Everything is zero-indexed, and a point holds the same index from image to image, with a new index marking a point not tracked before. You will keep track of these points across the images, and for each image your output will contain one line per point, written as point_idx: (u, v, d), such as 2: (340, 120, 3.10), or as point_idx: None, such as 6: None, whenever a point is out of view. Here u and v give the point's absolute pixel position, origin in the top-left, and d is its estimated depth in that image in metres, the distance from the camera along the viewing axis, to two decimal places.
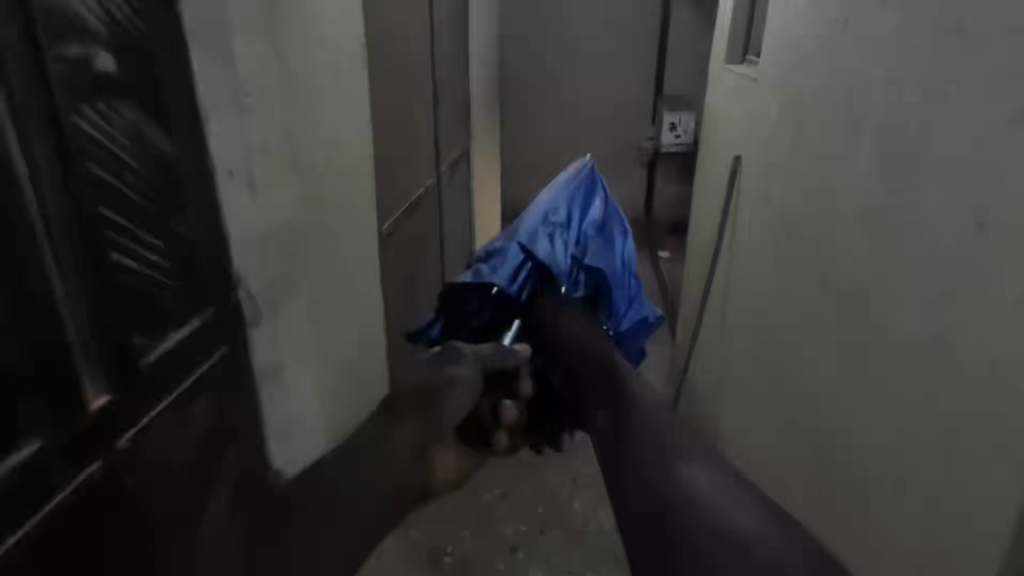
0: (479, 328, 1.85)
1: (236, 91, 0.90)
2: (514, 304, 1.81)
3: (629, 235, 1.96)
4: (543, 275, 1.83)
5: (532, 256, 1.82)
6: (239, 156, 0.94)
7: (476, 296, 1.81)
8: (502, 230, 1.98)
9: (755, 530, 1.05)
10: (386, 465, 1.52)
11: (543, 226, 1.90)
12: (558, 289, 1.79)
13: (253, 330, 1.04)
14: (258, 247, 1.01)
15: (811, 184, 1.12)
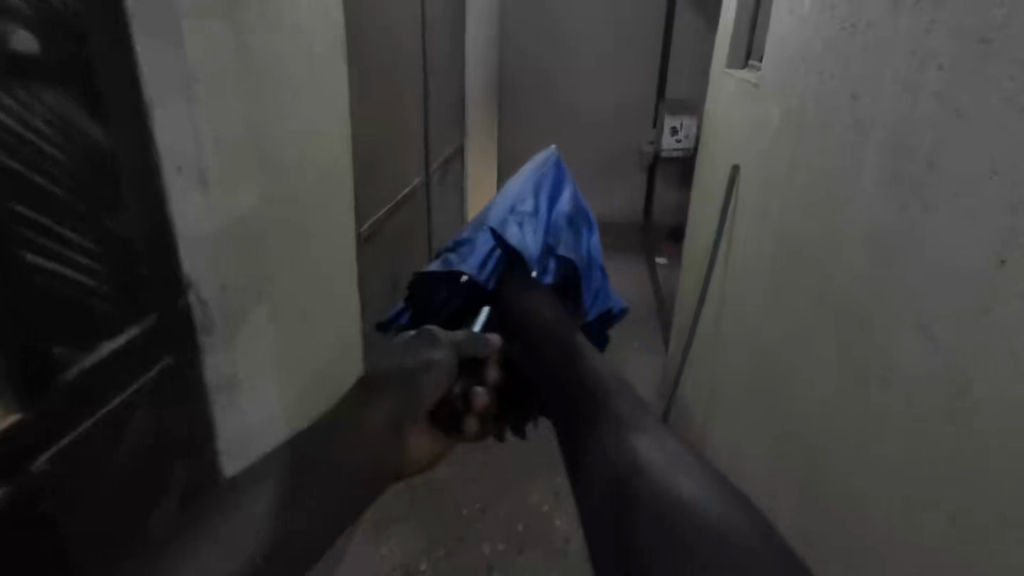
0: (447, 317, 1.79)
1: (186, 78, 0.82)
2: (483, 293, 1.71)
3: (596, 229, 1.92)
4: (513, 261, 1.73)
5: (501, 242, 1.72)
6: (190, 151, 0.86)
7: (445, 285, 1.76)
8: (469, 222, 1.90)
9: (733, 517, 0.75)
10: (356, 442, 0.91)
11: (510, 216, 1.79)
12: (528, 274, 1.66)
13: (205, 338, 0.97)
14: (210, 249, 0.93)
15: (810, 197, 1.04)
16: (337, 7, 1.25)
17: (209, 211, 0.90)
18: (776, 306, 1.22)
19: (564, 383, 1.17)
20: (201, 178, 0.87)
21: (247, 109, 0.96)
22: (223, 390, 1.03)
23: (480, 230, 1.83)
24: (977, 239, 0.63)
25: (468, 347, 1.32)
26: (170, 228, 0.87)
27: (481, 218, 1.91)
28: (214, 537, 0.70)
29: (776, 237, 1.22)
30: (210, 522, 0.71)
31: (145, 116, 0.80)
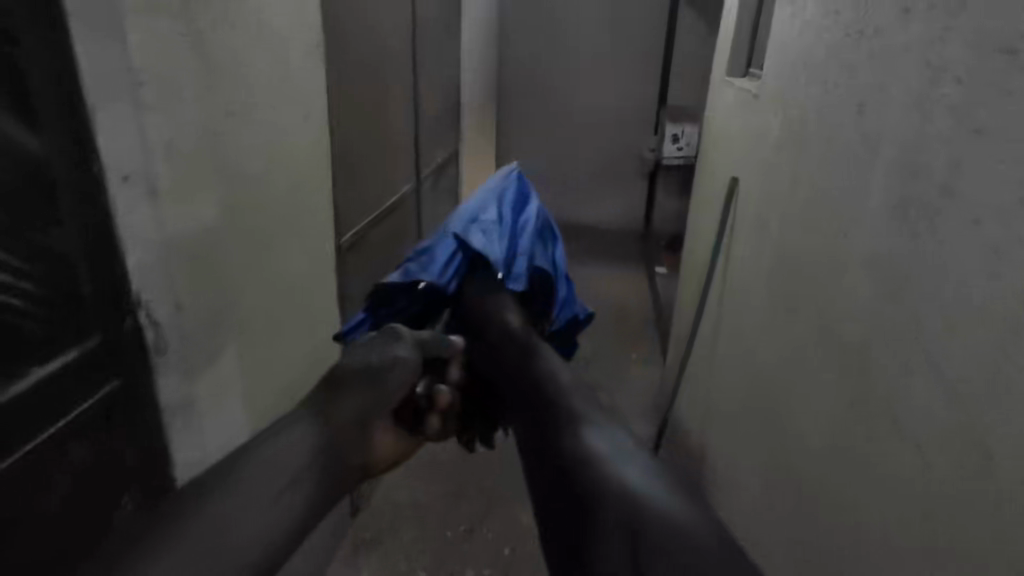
0: None
1: (130, 85, 0.77)
2: None
3: None
4: None
5: None
6: (139, 160, 0.80)
7: None
8: None
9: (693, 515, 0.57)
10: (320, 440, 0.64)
11: None
12: None
13: (159, 359, 0.90)
14: (160, 264, 0.86)
15: (810, 214, 0.97)
16: (314, 7, 1.18)
17: (161, 221, 0.85)
18: (772, 327, 1.15)
19: (515, 389, 0.85)
20: (150, 189, 0.83)
21: (202, 113, 0.91)
22: (178, 413, 0.96)
23: None
24: (1002, 272, 0.55)
25: (428, 341, 0.87)
26: (117, 245, 0.80)
27: None
28: (185, 539, 0.51)
29: (773, 253, 1.14)
30: (180, 524, 0.52)
31: (87, 124, 0.74)
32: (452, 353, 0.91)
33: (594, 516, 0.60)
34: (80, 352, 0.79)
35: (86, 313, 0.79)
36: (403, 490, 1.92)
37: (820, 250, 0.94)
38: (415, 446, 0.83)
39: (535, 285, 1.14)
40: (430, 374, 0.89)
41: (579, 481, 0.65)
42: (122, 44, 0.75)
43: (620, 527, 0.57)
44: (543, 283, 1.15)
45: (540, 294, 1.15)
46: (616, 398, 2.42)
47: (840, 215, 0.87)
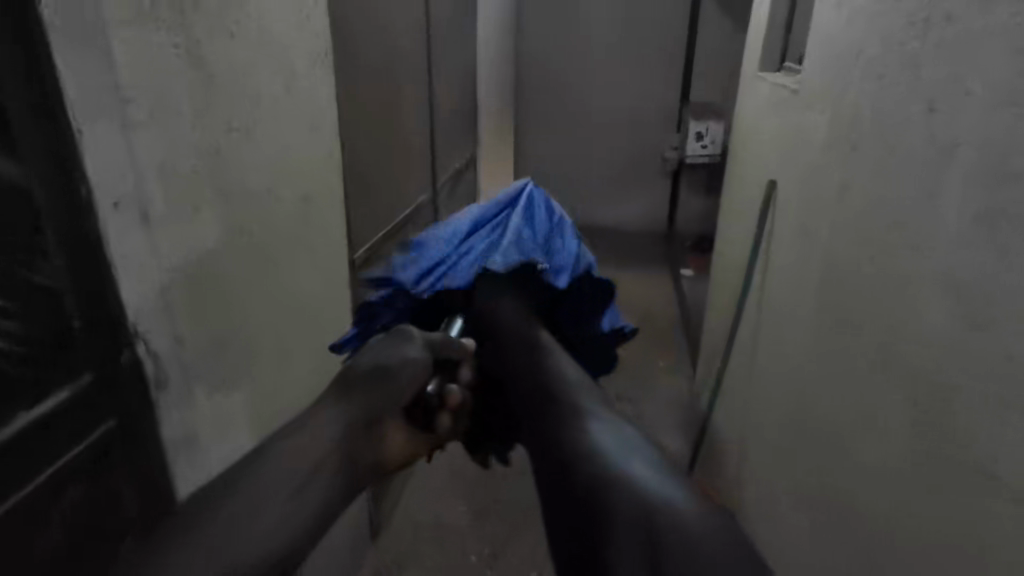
0: None
1: (119, 103, 0.72)
2: None
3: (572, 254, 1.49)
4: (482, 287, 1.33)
5: None
6: (131, 184, 0.75)
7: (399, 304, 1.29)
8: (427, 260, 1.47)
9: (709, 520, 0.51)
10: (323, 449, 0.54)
11: None
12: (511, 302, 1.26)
13: (159, 393, 0.84)
14: (156, 293, 0.81)
15: (864, 223, 0.88)
16: (320, 13, 1.12)
17: (156, 246, 0.80)
18: (819, 344, 1.05)
19: (516, 394, 0.76)
20: (142, 213, 0.77)
21: (199, 130, 0.85)
22: (182, 449, 0.90)
23: None
24: None
25: (440, 341, 0.71)
26: (109, 272, 0.74)
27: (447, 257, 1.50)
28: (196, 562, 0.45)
29: (820, 264, 1.05)
30: (190, 543, 0.46)
31: (73, 146, 0.68)
32: (462, 355, 0.76)
33: (598, 517, 0.54)
34: (74, 391, 0.74)
35: (79, 348, 0.74)
36: (424, 509, 1.87)
37: (876, 262, 0.84)
38: (427, 447, 0.70)
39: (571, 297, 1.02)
40: (445, 371, 0.73)
41: (576, 479, 0.59)
42: (110, 59, 0.70)
43: (637, 529, 0.51)
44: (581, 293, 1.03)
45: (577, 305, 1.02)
46: (643, 409, 2.33)
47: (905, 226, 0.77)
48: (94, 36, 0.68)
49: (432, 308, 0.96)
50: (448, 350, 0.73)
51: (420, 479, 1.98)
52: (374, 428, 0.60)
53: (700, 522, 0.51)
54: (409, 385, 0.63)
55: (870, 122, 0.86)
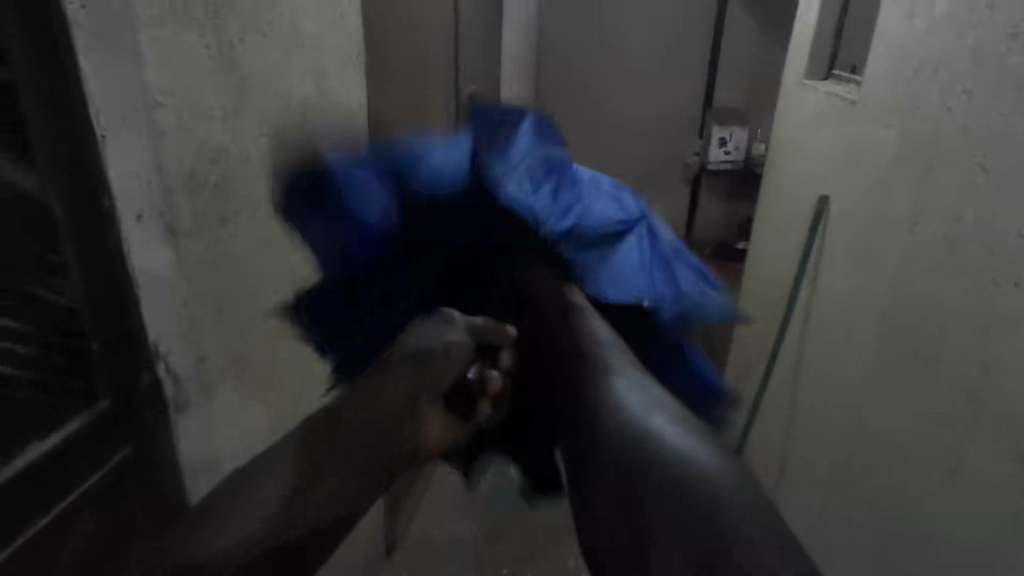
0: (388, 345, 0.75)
1: (148, 110, 0.66)
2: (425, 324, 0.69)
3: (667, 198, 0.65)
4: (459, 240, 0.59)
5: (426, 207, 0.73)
6: (157, 196, 0.70)
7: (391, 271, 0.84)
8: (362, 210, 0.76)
9: (715, 488, 0.39)
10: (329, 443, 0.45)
11: None
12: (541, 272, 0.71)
13: (179, 417, 0.79)
14: (180, 312, 0.75)
15: (966, 247, 0.83)
16: (354, 12, 1.07)
17: (184, 261, 0.74)
18: (891, 373, 0.99)
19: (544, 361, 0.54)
20: (169, 226, 0.72)
21: (230, 134, 0.79)
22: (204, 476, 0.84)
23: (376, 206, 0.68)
24: None
25: (486, 323, 0.52)
26: (131, 289, 0.69)
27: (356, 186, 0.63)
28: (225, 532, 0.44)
29: (892, 289, 0.99)
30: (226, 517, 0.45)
31: (95, 154, 0.63)
32: (501, 342, 0.52)
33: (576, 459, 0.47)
34: (90, 417, 0.69)
35: (97, 370, 0.69)
36: (439, 524, 1.81)
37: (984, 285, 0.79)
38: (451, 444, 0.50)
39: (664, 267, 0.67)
40: (492, 356, 0.52)
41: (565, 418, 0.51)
42: (139, 59, 0.64)
43: (613, 494, 0.42)
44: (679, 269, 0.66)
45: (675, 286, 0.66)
46: None
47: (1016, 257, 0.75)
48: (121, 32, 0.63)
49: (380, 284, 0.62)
50: (487, 333, 0.52)
51: (435, 493, 1.92)
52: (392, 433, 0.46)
53: (730, 489, 0.39)
54: (446, 373, 0.48)
55: (968, 137, 0.82)
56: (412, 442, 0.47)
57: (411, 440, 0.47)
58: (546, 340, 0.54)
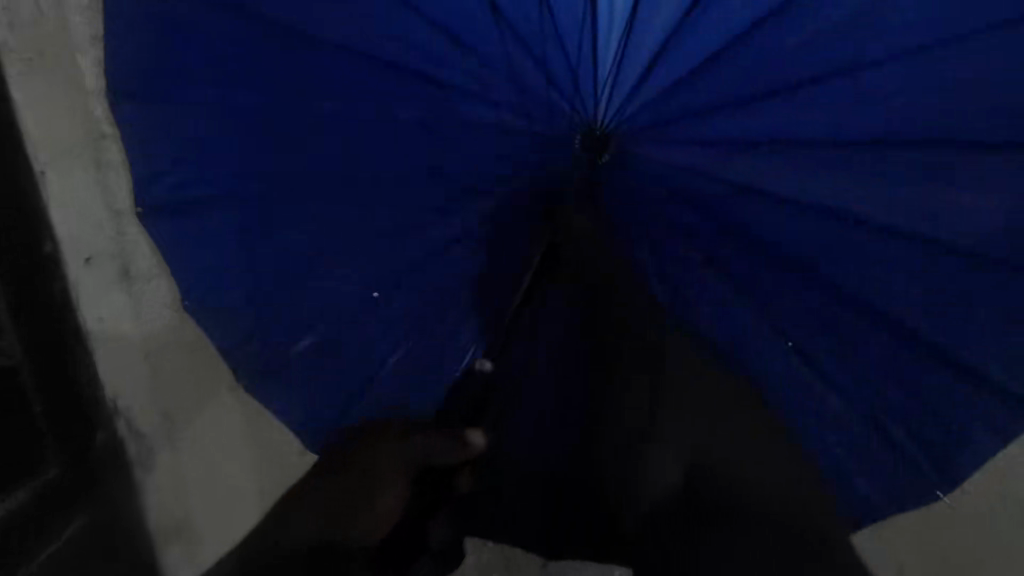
0: (753, 341, 0.58)
1: (95, 145, 0.60)
2: (721, 273, 0.57)
3: (809, 43, 0.50)
4: (752, 171, 0.53)
5: (654, 99, 0.53)
6: (107, 239, 0.63)
7: (653, 217, 0.55)
8: (563, 105, 0.54)
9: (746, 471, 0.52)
10: (337, 487, 0.55)
11: (630, 67, 0.53)
12: (646, 164, 0.53)
13: (141, 475, 0.73)
14: (141, 363, 0.68)
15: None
16: None
17: (147, 316, 0.66)
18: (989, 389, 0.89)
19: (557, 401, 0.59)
20: (122, 270, 0.64)
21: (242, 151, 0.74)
22: (175, 539, 0.76)
23: (682, 108, 0.53)
24: None
25: (449, 442, 0.53)
26: (83, 339, 0.66)
27: (584, 97, 0.54)
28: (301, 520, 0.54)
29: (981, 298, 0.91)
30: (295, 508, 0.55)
31: (36, 195, 0.61)
32: (465, 462, 0.54)
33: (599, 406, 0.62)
34: (38, 489, 0.67)
35: (48, 437, 0.67)
36: None
37: None
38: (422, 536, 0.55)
39: (721, 129, 0.53)
40: (464, 468, 0.55)
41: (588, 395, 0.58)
42: (87, 87, 0.58)
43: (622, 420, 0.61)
44: (756, 135, 0.53)
45: (739, 161, 0.53)
46: None
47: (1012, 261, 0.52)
48: (68, 59, 0.57)
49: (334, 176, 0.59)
50: (452, 456, 0.53)
51: None
52: (383, 538, 0.54)
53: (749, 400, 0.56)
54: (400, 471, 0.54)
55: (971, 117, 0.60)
56: (378, 516, 0.54)
57: (382, 517, 0.54)
58: (556, 394, 0.59)
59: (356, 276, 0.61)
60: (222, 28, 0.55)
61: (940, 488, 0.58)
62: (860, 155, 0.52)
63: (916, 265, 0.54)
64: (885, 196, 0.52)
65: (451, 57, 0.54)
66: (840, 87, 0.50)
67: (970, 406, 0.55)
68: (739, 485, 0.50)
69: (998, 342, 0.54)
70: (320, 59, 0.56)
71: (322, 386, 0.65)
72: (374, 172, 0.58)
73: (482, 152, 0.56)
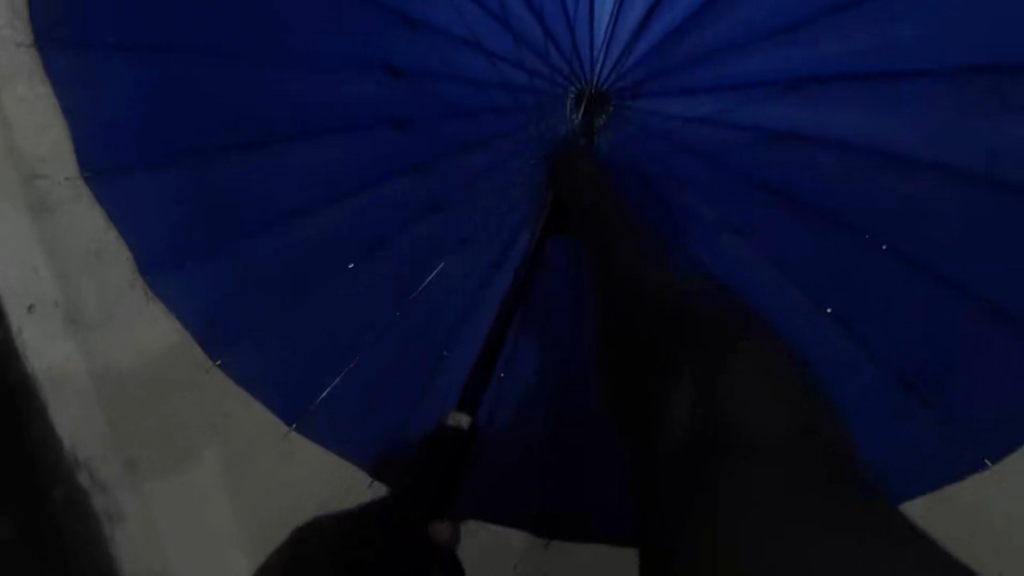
0: (718, 248, 0.73)
1: (30, 182, 0.80)
2: (701, 195, 0.72)
3: (766, 10, 0.66)
4: (731, 105, 0.69)
5: (654, 58, 0.69)
6: (44, 286, 0.83)
7: (659, 151, 0.70)
8: (558, 66, 0.70)
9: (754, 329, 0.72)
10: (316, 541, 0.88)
11: (628, 34, 0.70)
12: (645, 108, 0.70)
13: (111, 526, 0.86)
14: (89, 400, 0.85)
15: None
16: None
17: (93, 348, 0.84)
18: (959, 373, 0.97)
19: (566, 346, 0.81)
20: (67, 315, 0.83)
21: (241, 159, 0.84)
22: None
23: (680, 64, 0.69)
24: None
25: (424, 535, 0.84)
26: (35, 383, 0.84)
27: (581, 59, 0.70)
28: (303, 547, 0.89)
29: None
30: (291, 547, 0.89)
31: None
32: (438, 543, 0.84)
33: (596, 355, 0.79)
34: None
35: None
36: None
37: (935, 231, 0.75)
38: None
39: (710, 80, 0.69)
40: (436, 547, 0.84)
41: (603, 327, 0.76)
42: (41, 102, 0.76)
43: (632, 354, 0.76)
44: (740, 79, 0.68)
45: (722, 100, 0.69)
46: None
47: (919, 163, 0.69)
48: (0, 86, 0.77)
49: (371, 134, 0.72)
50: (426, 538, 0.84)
51: None
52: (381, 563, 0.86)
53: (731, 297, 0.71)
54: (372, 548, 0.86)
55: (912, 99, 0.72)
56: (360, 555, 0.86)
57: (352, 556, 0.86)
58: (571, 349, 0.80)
59: (362, 232, 0.75)
60: (232, 20, 0.67)
61: (986, 458, 0.77)
62: (811, 90, 0.68)
63: (865, 177, 0.70)
64: (842, 124, 0.68)
65: (452, 9, 0.68)
66: (800, 41, 0.66)
67: (903, 287, 0.71)
68: (737, 425, 0.61)
69: (931, 233, 0.69)
70: (319, 31, 0.68)
71: (360, 329, 0.79)
72: (393, 124, 0.71)
73: (481, 102, 0.71)
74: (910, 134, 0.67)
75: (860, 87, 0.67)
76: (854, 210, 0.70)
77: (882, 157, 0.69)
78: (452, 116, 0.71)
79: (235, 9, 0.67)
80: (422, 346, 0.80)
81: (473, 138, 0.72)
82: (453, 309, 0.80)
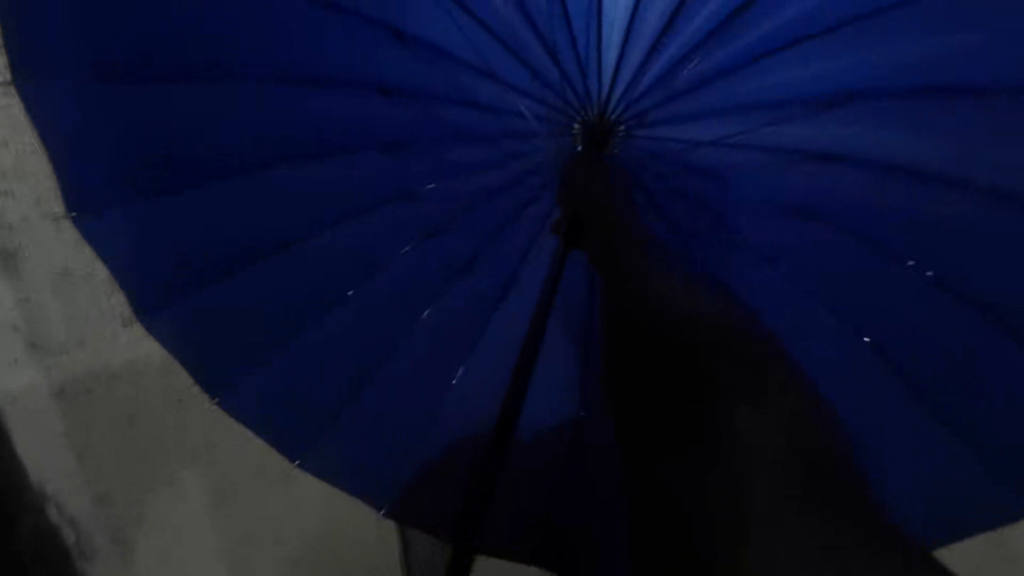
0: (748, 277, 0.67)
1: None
2: (725, 217, 0.66)
3: (793, 25, 0.60)
4: (755, 126, 0.63)
5: (664, 81, 0.62)
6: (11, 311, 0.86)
7: (678, 174, 0.64)
8: (560, 91, 0.62)
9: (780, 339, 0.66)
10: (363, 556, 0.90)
11: (643, 57, 0.61)
12: (658, 131, 0.63)
13: (85, 562, 0.93)
14: (58, 428, 0.89)
15: None
16: None
17: (57, 371, 0.88)
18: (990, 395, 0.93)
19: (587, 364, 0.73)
20: (34, 344, 0.87)
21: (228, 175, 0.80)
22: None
23: (695, 85, 0.63)
24: None
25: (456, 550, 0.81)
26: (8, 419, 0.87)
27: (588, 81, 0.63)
28: None
29: None
30: None
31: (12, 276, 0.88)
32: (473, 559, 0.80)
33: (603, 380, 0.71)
34: None
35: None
36: None
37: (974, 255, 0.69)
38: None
39: (727, 103, 0.63)
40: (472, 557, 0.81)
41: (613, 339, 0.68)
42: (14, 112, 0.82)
43: None
44: (759, 103, 0.62)
45: (744, 121, 0.63)
46: None
47: (960, 182, 0.63)
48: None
49: (371, 152, 0.67)
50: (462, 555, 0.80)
51: None
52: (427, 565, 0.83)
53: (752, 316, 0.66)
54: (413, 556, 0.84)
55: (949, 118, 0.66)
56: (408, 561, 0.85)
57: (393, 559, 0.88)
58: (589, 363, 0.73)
59: (359, 257, 0.70)
60: (231, 20, 0.62)
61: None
62: (840, 109, 0.62)
63: (902, 198, 0.64)
64: (878, 143, 0.63)
65: (449, 21, 0.62)
66: (836, 60, 0.61)
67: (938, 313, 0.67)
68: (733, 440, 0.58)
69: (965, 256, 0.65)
70: (311, 45, 0.63)
71: (361, 350, 0.73)
72: (380, 146, 0.66)
73: (486, 127, 0.64)
74: (947, 151, 0.63)
75: (898, 105, 0.61)
76: (892, 234, 0.65)
77: (921, 178, 0.64)
78: (458, 139, 0.65)
79: (234, 8, 0.62)
80: (429, 372, 0.75)
81: (484, 163, 0.65)
82: (461, 329, 0.73)
